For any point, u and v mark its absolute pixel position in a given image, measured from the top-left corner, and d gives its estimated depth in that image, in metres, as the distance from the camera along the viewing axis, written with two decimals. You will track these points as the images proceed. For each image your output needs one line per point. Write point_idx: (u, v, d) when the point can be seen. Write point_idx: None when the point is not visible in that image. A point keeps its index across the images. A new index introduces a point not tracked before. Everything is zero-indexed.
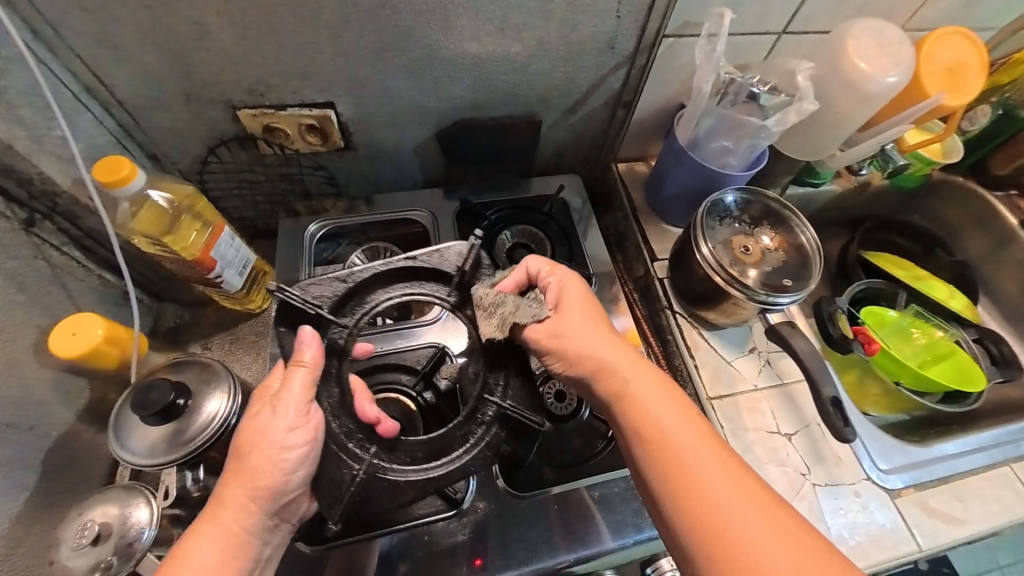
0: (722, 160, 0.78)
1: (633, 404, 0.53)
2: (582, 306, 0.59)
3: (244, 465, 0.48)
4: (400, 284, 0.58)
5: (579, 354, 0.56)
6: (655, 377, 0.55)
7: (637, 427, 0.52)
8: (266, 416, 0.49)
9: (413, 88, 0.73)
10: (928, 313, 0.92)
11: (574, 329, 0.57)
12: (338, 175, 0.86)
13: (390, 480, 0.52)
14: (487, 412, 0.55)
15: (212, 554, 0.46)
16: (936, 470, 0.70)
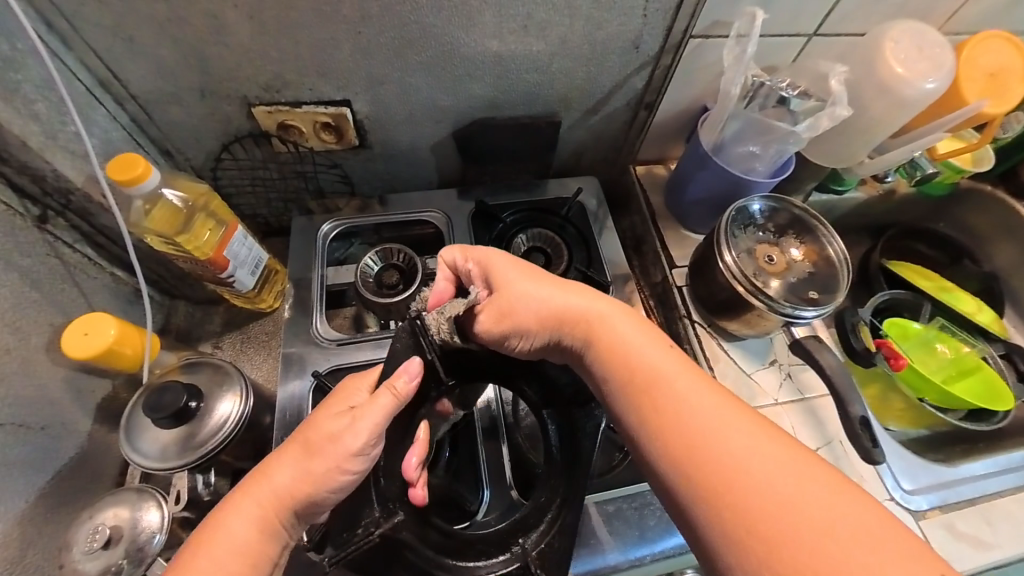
0: (748, 166, 0.76)
1: (607, 343, 0.51)
2: (525, 264, 0.58)
3: (298, 460, 0.47)
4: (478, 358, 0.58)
5: (539, 313, 0.54)
6: (624, 313, 0.53)
7: (615, 370, 0.49)
8: (343, 423, 0.48)
9: (432, 86, 0.72)
10: (954, 326, 0.89)
11: (518, 294, 0.54)
12: (352, 173, 0.85)
13: (405, 556, 0.49)
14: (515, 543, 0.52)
15: (243, 537, 0.45)
16: (962, 491, 0.68)
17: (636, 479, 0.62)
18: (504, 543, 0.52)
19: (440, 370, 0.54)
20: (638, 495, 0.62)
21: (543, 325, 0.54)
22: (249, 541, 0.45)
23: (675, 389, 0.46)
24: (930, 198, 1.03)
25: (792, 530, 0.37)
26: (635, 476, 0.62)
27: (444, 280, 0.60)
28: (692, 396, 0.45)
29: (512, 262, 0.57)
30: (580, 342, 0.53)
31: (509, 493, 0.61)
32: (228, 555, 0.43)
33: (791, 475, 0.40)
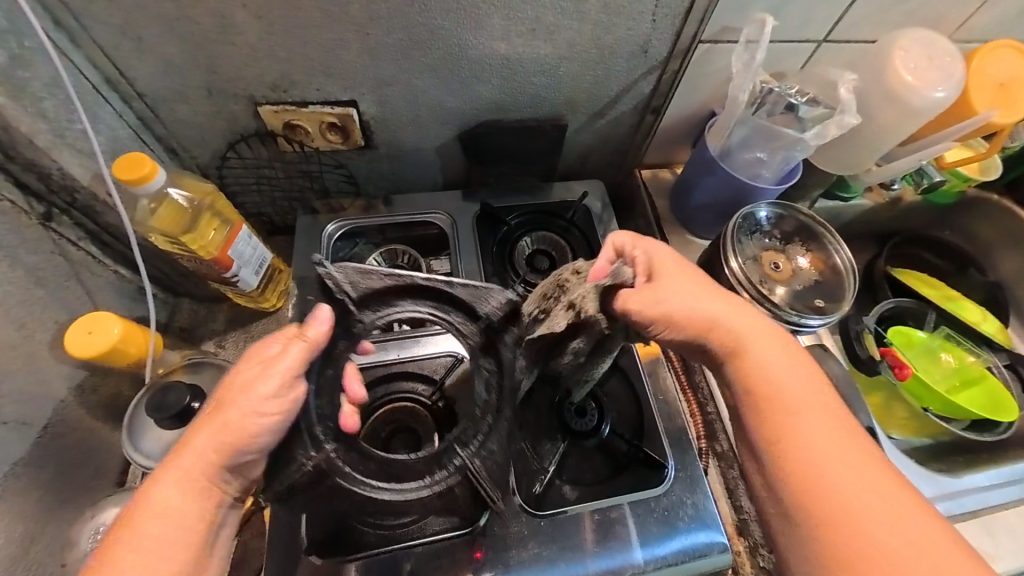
0: (754, 172, 0.76)
1: (746, 363, 0.51)
2: (676, 267, 0.58)
3: (223, 418, 0.46)
4: (407, 301, 0.50)
5: (688, 316, 0.53)
6: (768, 335, 0.53)
7: (749, 387, 0.51)
8: (252, 373, 0.47)
9: (439, 87, 0.71)
10: (959, 336, 0.88)
11: (675, 296, 0.54)
12: (357, 173, 0.84)
13: (337, 482, 0.45)
14: (454, 460, 0.47)
15: (166, 509, 0.44)
16: (966, 502, 0.68)
17: (643, 485, 0.61)
18: (442, 460, 0.47)
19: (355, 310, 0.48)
20: (645, 503, 0.60)
21: (689, 332, 0.54)
22: (188, 507, 0.44)
23: (812, 417, 0.48)
24: (935, 206, 1.03)
25: (892, 573, 0.40)
26: (639, 481, 0.61)
27: (606, 260, 0.59)
28: (816, 430, 0.47)
29: (665, 264, 0.58)
30: (716, 355, 0.54)
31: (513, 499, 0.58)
32: (154, 531, 0.43)
33: (904, 529, 0.42)
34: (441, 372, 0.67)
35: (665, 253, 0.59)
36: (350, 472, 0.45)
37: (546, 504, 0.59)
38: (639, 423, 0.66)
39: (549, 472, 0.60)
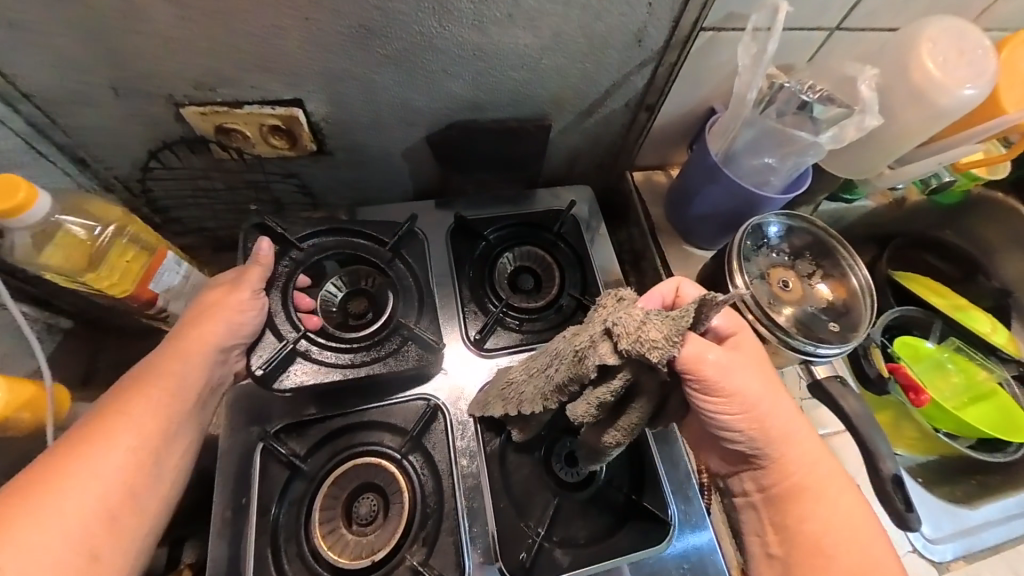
0: (761, 179, 0.68)
1: (809, 503, 0.48)
2: (757, 367, 0.48)
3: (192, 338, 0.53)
4: (339, 237, 0.66)
5: (757, 420, 0.46)
6: (841, 489, 0.48)
7: (802, 526, 0.47)
8: (224, 288, 0.56)
9: (401, 81, 0.60)
10: (968, 347, 0.83)
11: (753, 410, 0.46)
12: (312, 182, 0.73)
13: (302, 363, 0.57)
14: (402, 330, 0.61)
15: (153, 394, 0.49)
16: (986, 537, 0.63)
17: (645, 543, 0.54)
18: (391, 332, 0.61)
19: (292, 241, 0.63)
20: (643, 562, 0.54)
21: (751, 448, 0.48)
22: (151, 417, 0.48)
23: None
24: (941, 207, 0.97)
25: None
26: (636, 538, 0.54)
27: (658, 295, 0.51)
28: None
29: (745, 359, 0.48)
30: (769, 488, 0.49)
31: (495, 565, 0.51)
32: (142, 410, 0.48)
33: None
34: (412, 420, 0.58)
35: (747, 336, 0.50)
36: (307, 355, 0.58)
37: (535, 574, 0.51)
38: (640, 471, 0.58)
39: (538, 534, 0.52)
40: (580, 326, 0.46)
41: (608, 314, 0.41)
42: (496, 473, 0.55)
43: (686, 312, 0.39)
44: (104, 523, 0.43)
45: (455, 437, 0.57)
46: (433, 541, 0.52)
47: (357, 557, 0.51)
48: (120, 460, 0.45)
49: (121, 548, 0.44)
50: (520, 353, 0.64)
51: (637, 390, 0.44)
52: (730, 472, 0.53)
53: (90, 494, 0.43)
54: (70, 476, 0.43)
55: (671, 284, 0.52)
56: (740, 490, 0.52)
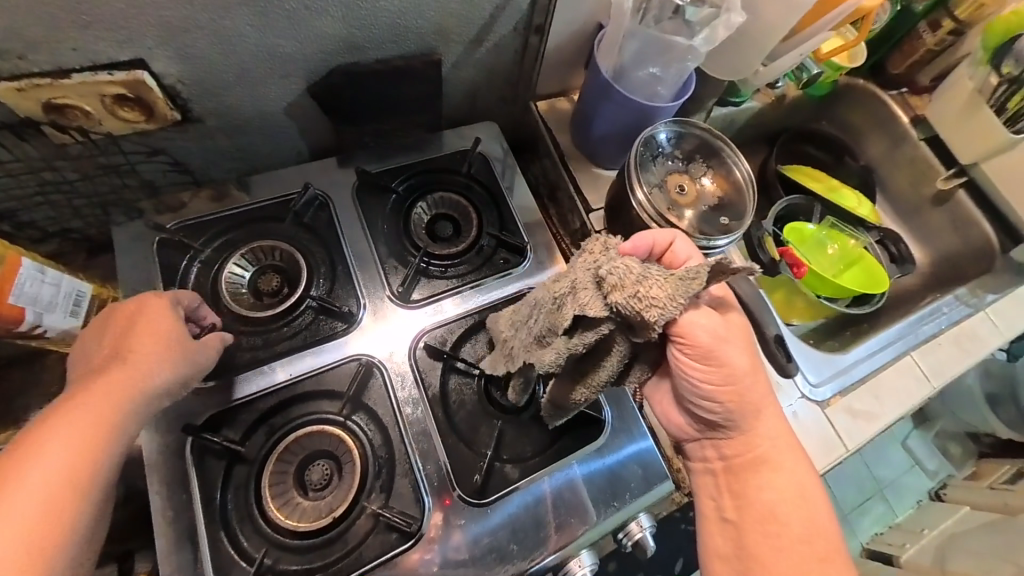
0: (651, 91, 0.70)
1: (766, 471, 0.53)
2: (747, 353, 0.51)
3: (134, 365, 0.48)
4: (247, 226, 0.65)
5: (734, 393, 0.51)
6: (798, 459, 0.53)
7: (754, 491, 0.52)
8: (155, 327, 0.50)
9: (258, 23, 0.54)
10: (841, 224, 0.96)
11: (734, 384, 0.50)
12: (185, 156, 0.66)
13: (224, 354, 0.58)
14: (308, 300, 0.61)
15: (86, 419, 0.43)
16: (857, 373, 0.76)
17: (583, 441, 0.60)
18: (300, 301, 0.61)
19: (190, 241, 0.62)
20: (587, 460, 0.60)
21: (726, 418, 0.52)
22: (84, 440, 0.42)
23: (817, 559, 0.49)
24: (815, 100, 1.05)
25: None
26: (575, 440, 0.61)
27: (653, 244, 0.53)
28: (800, 558, 0.49)
29: (739, 342, 0.51)
30: (729, 457, 0.54)
31: (452, 494, 0.55)
32: (71, 438, 0.42)
33: None
34: (347, 382, 0.58)
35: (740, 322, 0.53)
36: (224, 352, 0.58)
37: (487, 489, 0.56)
38: None
39: (487, 457, 0.57)
40: (567, 276, 0.48)
41: (604, 264, 0.44)
42: (440, 415, 0.58)
43: (693, 275, 0.42)
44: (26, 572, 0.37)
45: (395, 388, 0.59)
46: (389, 487, 0.54)
47: (316, 518, 0.52)
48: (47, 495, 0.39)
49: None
50: (453, 296, 0.65)
51: (605, 348, 0.47)
52: (694, 439, 0.57)
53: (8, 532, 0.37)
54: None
55: (668, 236, 0.53)
56: (700, 456, 0.57)
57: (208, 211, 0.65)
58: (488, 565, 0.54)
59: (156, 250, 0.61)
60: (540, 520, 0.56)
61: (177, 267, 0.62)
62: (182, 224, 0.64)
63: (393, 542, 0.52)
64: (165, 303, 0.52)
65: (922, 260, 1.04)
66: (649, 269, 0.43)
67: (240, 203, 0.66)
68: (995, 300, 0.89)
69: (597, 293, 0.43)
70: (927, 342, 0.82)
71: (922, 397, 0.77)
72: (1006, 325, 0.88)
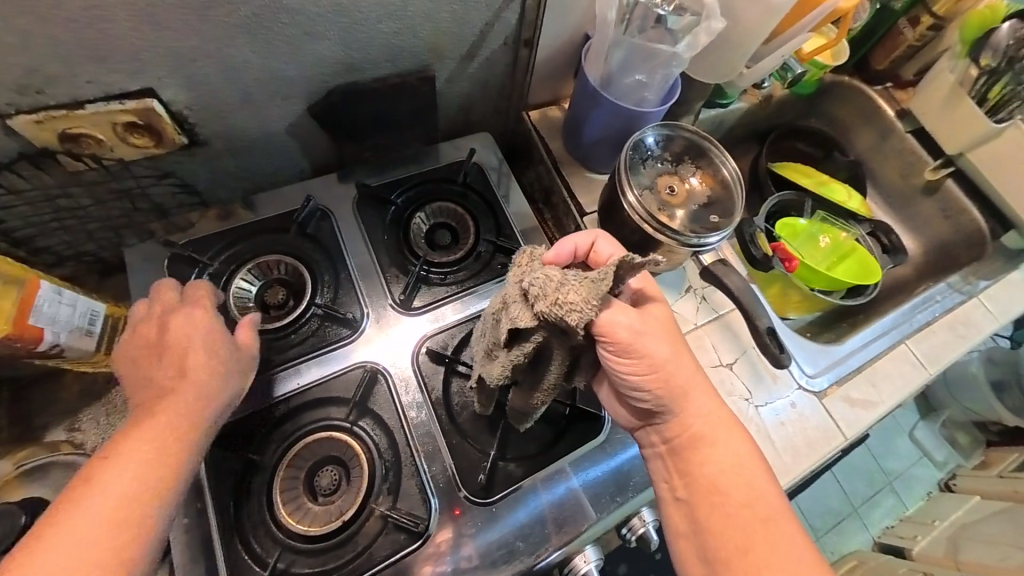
0: (638, 96, 0.73)
1: (704, 449, 0.52)
2: (667, 335, 0.53)
3: (201, 381, 0.50)
4: (252, 242, 0.67)
5: (660, 378, 0.51)
6: (730, 432, 0.53)
7: (697, 471, 0.52)
8: (207, 338, 0.52)
9: (261, 50, 0.57)
10: (832, 217, 0.99)
11: (658, 370, 0.51)
12: (193, 179, 0.69)
13: None
14: (314, 312, 0.64)
15: (154, 440, 0.45)
16: (852, 362, 0.77)
17: (585, 438, 0.62)
18: (306, 312, 0.64)
19: (196, 256, 0.64)
20: (588, 456, 0.62)
21: (658, 404, 0.53)
22: (154, 458, 0.44)
23: (764, 523, 0.49)
24: (803, 98, 1.08)
25: None
26: (577, 437, 0.62)
27: (575, 249, 0.56)
28: (751, 528, 0.48)
29: (655, 326, 0.52)
30: (671, 439, 0.54)
31: (458, 494, 0.57)
32: (140, 457, 0.43)
33: None
34: (354, 388, 0.60)
35: (659, 307, 0.55)
36: None
37: (494, 488, 0.58)
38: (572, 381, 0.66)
39: (491, 456, 0.58)
40: (502, 293, 0.51)
41: (528, 277, 0.47)
42: (445, 417, 0.60)
43: (603, 276, 0.44)
44: None
45: (399, 392, 0.61)
46: (397, 489, 0.56)
47: (327, 521, 0.54)
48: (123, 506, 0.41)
49: None
50: (453, 302, 0.67)
51: (547, 352, 0.50)
52: (640, 427, 0.57)
53: (89, 542, 0.39)
54: (73, 516, 0.39)
55: (588, 238, 0.57)
56: (648, 443, 0.56)
57: (215, 228, 0.68)
58: (496, 562, 0.55)
59: (167, 267, 0.64)
60: (544, 516, 0.58)
61: (186, 282, 0.64)
62: (190, 242, 0.66)
63: (402, 543, 0.54)
64: (200, 314, 0.54)
65: (914, 249, 1.06)
66: (568, 275, 0.45)
67: (245, 220, 0.69)
68: (987, 286, 0.91)
69: (522, 304, 0.46)
70: (921, 330, 0.84)
71: (919, 383, 0.79)
72: (1000, 310, 0.89)
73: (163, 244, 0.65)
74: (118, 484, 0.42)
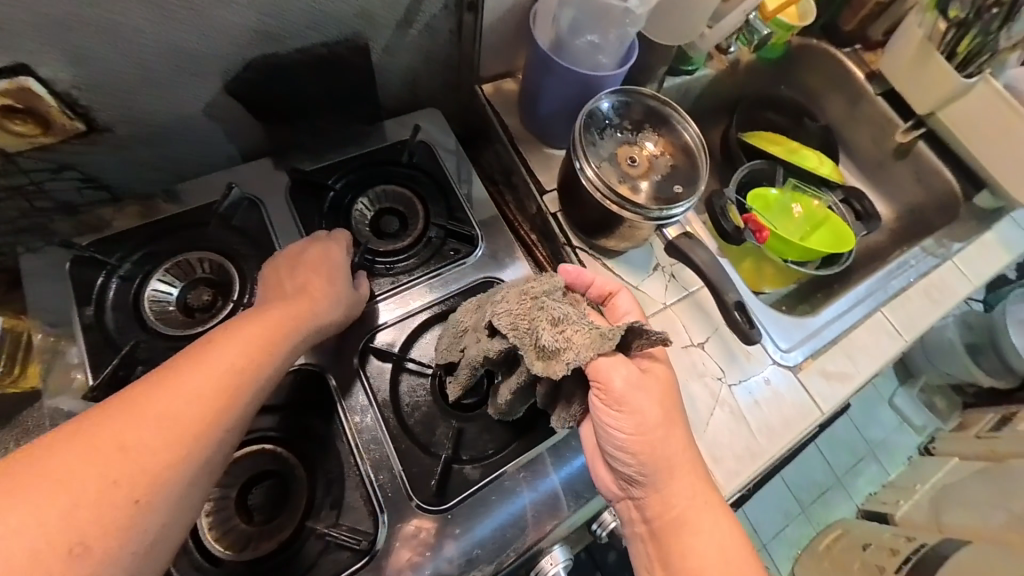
0: (593, 61, 0.68)
1: (688, 534, 0.48)
2: (659, 405, 0.48)
3: (307, 300, 0.51)
4: (170, 238, 0.61)
5: (643, 447, 0.48)
6: (716, 519, 0.48)
7: (677, 555, 0.47)
8: (315, 274, 0.54)
9: (154, 17, 0.49)
10: (803, 185, 0.95)
11: (641, 440, 0.48)
12: (100, 171, 0.61)
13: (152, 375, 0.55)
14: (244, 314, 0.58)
15: (245, 340, 0.44)
16: (827, 334, 0.74)
17: (547, 432, 0.58)
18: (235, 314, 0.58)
19: (104, 258, 0.57)
20: (552, 452, 0.57)
21: (640, 475, 0.48)
22: (239, 354, 0.42)
23: None
24: (772, 63, 1.03)
25: None
26: (539, 432, 0.58)
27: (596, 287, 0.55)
28: None
29: (648, 395, 0.48)
30: (652, 518, 0.49)
31: (409, 503, 0.52)
32: (227, 351, 0.42)
33: None
34: (293, 394, 0.55)
35: (654, 371, 0.51)
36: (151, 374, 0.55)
37: (449, 493, 0.53)
38: None
39: (444, 458, 0.54)
40: (511, 290, 0.49)
41: (551, 297, 0.47)
42: (393, 419, 0.55)
43: (613, 336, 0.45)
44: (156, 473, 0.35)
45: (344, 397, 0.56)
46: (341, 502, 0.51)
47: (262, 544, 0.49)
48: (172, 425, 0.37)
49: (171, 496, 0.35)
50: (398, 295, 0.62)
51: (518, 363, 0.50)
52: (620, 500, 0.53)
53: (125, 445, 0.35)
54: (161, 393, 0.37)
55: (613, 286, 0.56)
56: (628, 519, 0.51)
57: (127, 225, 0.61)
58: (452, 574, 0.51)
59: (69, 271, 0.57)
60: (505, 519, 0.53)
61: (94, 287, 0.57)
62: (98, 242, 0.59)
63: (346, 562, 0.49)
64: (330, 249, 0.57)
65: (889, 215, 1.03)
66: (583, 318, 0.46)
67: (162, 214, 0.62)
68: (962, 249, 0.89)
69: (523, 317, 0.46)
70: (897, 297, 0.81)
71: (895, 352, 0.76)
72: (974, 273, 0.87)
73: (62, 246, 0.57)
74: (182, 395, 0.38)
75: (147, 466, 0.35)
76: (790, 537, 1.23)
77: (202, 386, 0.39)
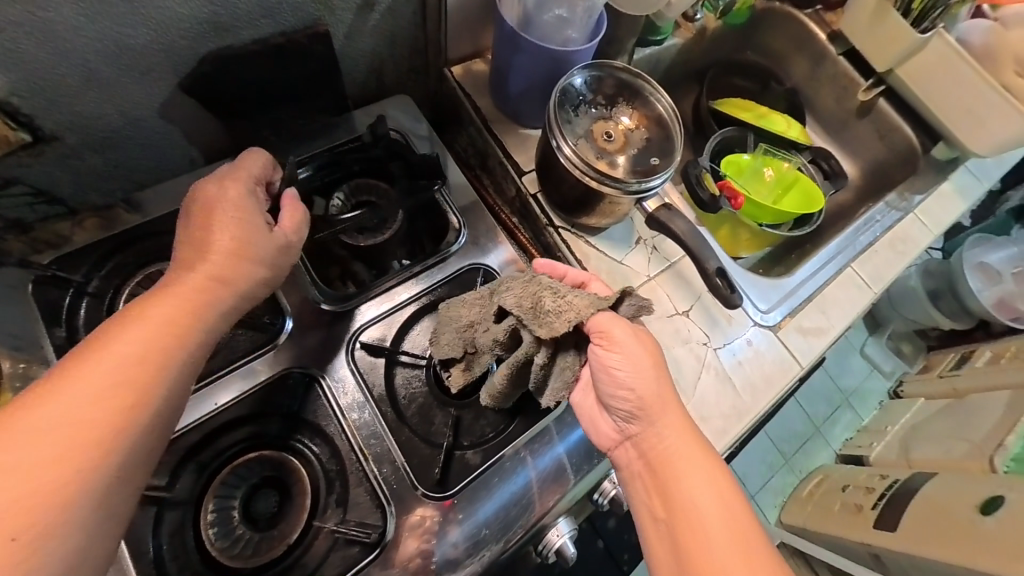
0: (563, 36, 0.68)
1: (681, 469, 0.49)
2: (651, 350, 0.50)
3: (220, 270, 0.45)
4: (137, 250, 0.58)
5: (637, 387, 0.50)
6: (706, 456, 0.50)
7: (671, 491, 0.48)
8: (228, 225, 0.46)
9: (92, 12, 0.46)
10: (774, 149, 0.97)
11: (635, 381, 0.49)
12: (52, 183, 0.58)
13: None
14: None
15: (145, 332, 0.39)
16: (803, 293, 0.77)
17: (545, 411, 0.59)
18: None
19: (68, 277, 0.55)
20: (550, 430, 0.59)
21: (636, 413, 0.50)
22: (137, 352, 0.38)
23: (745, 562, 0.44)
24: (737, 29, 1.04)
25: None
26: (536, 412, 0.59)
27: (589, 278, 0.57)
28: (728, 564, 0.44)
29: (640, 339, 0.50)
30: (647, 457, 0.51)
31: (413, 492, 0.53)
32: (127, 347, 0.38)
33: None
34: (290, 398, 0.55)
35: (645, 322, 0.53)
36: None
37: (453, 480, 0.54)
38: None
39: (445, 446, 0.55)
40: (520, 276, 0.52)
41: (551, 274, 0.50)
42: (390, 413, 0.56)
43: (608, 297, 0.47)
44: (54, 492, 0.33)
45: (341, 395, 0.56)
46: (346, 500, 0.52)
47: (270, 547, 0.49)
48: (67, 439, 0.34)
49: (81, 511, 0.34)
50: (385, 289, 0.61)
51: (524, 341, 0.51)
52: (615, 448, 0.54)
53: (17, 467, 0.32)
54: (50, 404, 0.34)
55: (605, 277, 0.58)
56: (624, 463, 0.53)
57: (89, 239, 0.58)
58: (461, 556, 0.52)
59: (32, 292, 0.54)
60: (509, 499, 0.55)
61: (62, 307, 0.55)
62: (60, 259, 0.56)
63: (355, 557, 0.50)
64: (241, 193, 0.48)
65: (854, 173, 1.07)
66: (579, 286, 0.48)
67: (126, 225, 0.59)
68: (922, 201, 0.93)
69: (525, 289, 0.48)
70: (865, 252, 0.85)
71: (864, 304, 0.80)
72: (934, 223, 0.91)
73: (18, 266, 0.54)
74: (75, 404, 0.35)
75: (39, 485, 0.33)
76: (774, 486, 1.31)
77: (94, 395, 0.36)
